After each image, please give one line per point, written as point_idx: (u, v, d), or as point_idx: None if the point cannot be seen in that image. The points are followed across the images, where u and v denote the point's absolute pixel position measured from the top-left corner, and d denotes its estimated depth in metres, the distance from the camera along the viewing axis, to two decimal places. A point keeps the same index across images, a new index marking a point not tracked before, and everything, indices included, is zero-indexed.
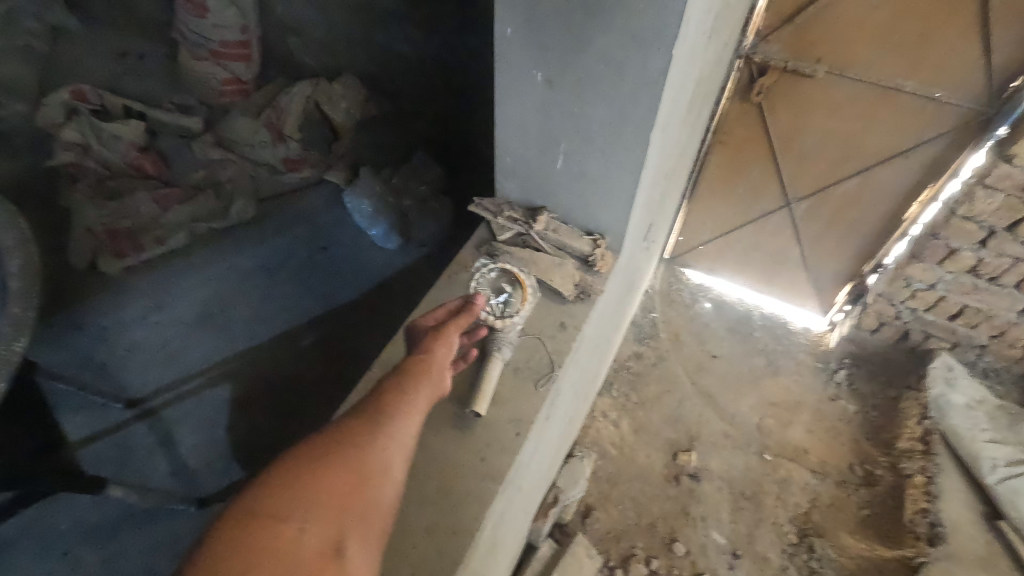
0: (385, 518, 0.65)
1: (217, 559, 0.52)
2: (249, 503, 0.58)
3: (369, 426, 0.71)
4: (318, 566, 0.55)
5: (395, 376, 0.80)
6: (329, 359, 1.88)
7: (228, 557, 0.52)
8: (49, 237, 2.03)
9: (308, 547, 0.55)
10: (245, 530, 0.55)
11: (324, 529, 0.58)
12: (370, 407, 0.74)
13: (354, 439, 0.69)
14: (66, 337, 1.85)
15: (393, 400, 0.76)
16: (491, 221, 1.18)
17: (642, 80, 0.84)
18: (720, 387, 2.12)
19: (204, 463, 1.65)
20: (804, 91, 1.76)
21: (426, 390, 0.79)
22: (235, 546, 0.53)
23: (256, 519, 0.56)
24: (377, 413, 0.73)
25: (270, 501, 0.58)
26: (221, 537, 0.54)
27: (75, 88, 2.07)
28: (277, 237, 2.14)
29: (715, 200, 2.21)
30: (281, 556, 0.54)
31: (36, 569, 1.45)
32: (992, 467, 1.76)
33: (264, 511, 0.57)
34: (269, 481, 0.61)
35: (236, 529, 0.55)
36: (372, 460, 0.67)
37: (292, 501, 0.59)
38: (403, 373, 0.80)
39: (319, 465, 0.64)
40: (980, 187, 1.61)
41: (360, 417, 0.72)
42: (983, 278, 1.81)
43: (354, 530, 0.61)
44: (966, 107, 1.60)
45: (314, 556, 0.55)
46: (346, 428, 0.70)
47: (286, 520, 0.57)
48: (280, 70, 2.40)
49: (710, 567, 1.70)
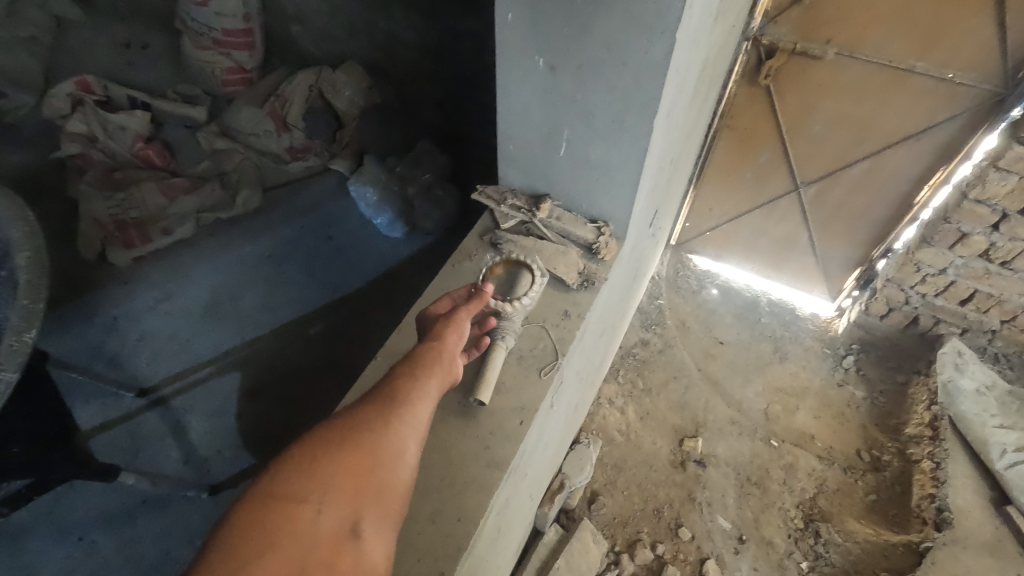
0: (400, 500, 0.66)
1: (236, 537, 0.52)
2: (267, 483, 0.59)
3: (384, 409, 0.72)
4: (334, 546, 0.56)
5: (407, 362, 0.80)
6: (336, 348, 1.89)
7: (246, 536, 0.53)
8: (58, 228, 2.05)
9: (324, 527, 0.56)
10: (263, 509, 0.55)
11: (340, 510, 0.59)
12: (384, 390, 0.75)
13: (369, 421, 0.69)
14: (78, 327, 1.87)
15: (406, 384, 0.76)
16: (494, 209, 1.18)
17: (645, 66, 0.83)
18: (727, 373, 2.12)
19: (215, 451, 1.67)
20: (815, 73, 1.72)
21: (438, 374, 0.79)
22: (253, 525, 0.54)
23: (274, 500, 0.57)
24: (390, 397, 0.74)
25: (287, 482, 0.59)
26: (239, 515, 0.55)
27: (80, 79, 2.09)
28: (282, 227, 2.15)
29: (723, 186, 2.19)
30: (298, 536, 0.54)
31: (53, 554, 1.49)
32: (1001, 452, 1.77)
33: (281, 491, 0.58)
34: (286, 461, 0.62)
35: (254, 508, 0.55)
36: (387, 442, 0.68)
37: (308, 483, 0.59)
38: (416, 358, 0.81)
39: (334, 447, 0.65)
40: (993, 169, 1.57)
41: (373, 402, 0.73)
42: (994, 263, 1.78)
43: (370, 510, 0.62)
44: (980, 87, 1.56)
45: (330, 536, 0.56)
46: (361, 410, 0.71)
47: (302, 503, 0.57)
48: (283, 58, 2.38)
49: (716, 552, 1.71)
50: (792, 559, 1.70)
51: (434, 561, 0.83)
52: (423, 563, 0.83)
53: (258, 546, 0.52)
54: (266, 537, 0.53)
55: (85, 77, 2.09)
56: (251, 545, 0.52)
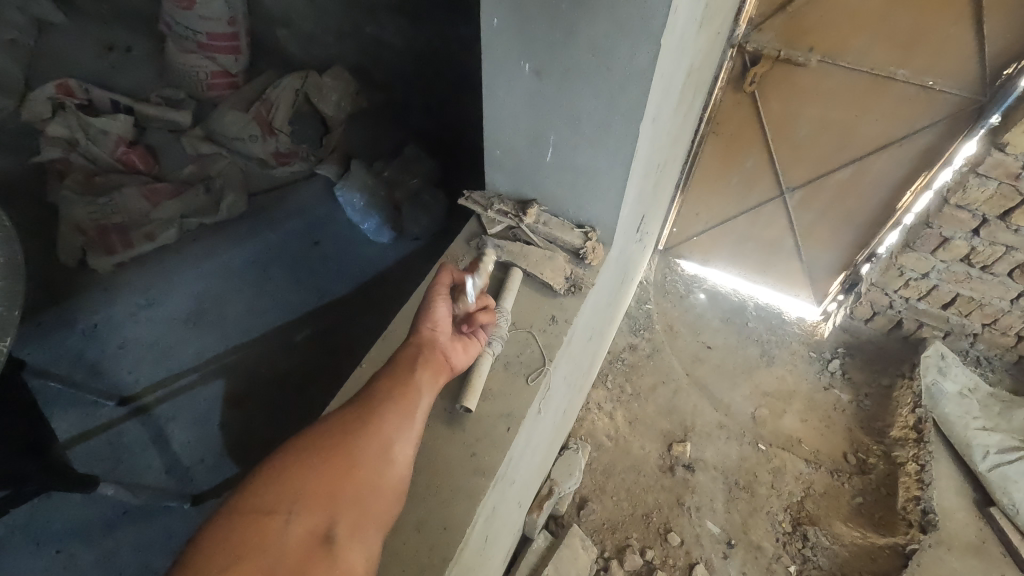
0: (379, 505, 0.67)
1: (206, 549, 0.54)
2: (241, 495, 0.60)
3: (360, 414, 0.73)
4: (305, 553, 0.57)
5: (390, 367, 0.81)
6: (322, 354, 1.87)
7: (215, 549, 0.54)
8: (38, 234, 2.01)
9: (295, 536, 0.58)
10: (233, 522, 0.57)
11: (312, 518, 0.60)
12: (361, 397, 0.76)
13: (344, 429, 0.70)
14: (57, 334, 1.83)
15: (384, 389, 0.77)
16: (481, 214, 1.18)
17: (631, 71, 0.83)
18: (715, 377, 2.13)
19: (198, 459, 1.65)
20: (795, 81, 1.75)
21: (418, 377, 0.80)
22: (223, 537, 0.55)
23: (246, 512, 0.58)
24: (368, 403, 0.74)
25: (258, 494, 0.60)
26: (211, 528, 0.56)
27: (62, 84, 2.06)
28: (268, 232, 2.13)
29: (709, 191, 2.21)
30: (267, 546, 0.56)
31: (29, 567, 1.45)
32: (984, 454, 1.78)
33: (252, 503, 0.59)
34: (259, 473, 0.63)
35: (226, 521, 0.57)
36: (362, 448, 0.69)
37: (282, 493, 0.61)
38: (396, 364, 0.82)
39: (308, 455, 0.66)
40: (972, 175, 1.59)
41: (354, 409, 0.74)
42: (976, 267, 1.81)
43: (344, 517, 0.63)
44: (960, 95, 1.59)
45: (301, 544, 0.58)
46: (337, 417, 0.72)
47: (274, 513, 0.59)
48: (270, 63, 2.37)
49: (705, 556, 1.71)
50: (781, 563, 1.71)
51: (419, 570, 0.82)
52: (407, 573, 0.81)
53: (226, 557, 0.53)
54: (237, 549, 0.55)
55: (67, 82, 2.06)
56: (220, 556, 0.53)
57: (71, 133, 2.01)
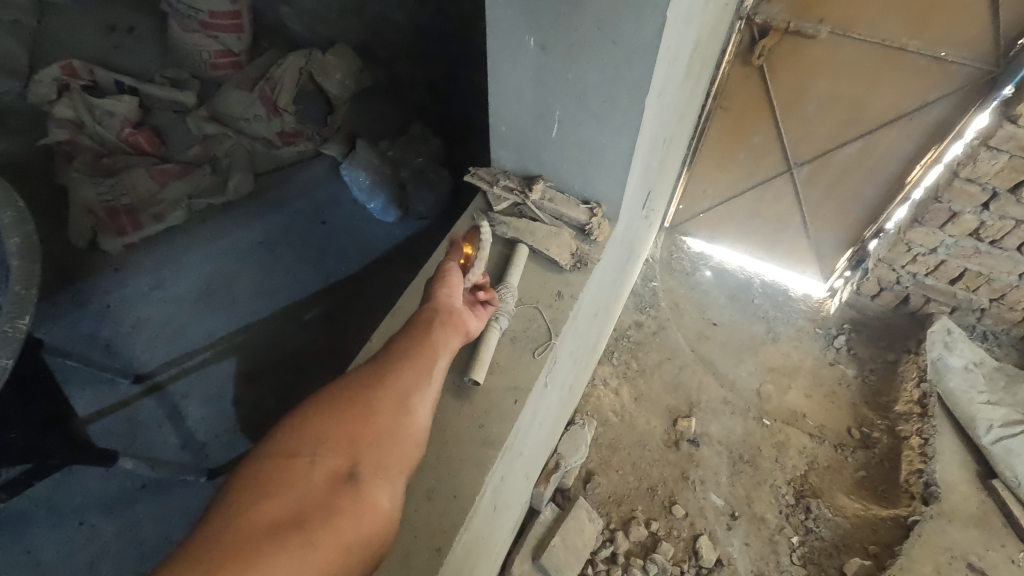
0: (402, 450, 0.69)
1: (239, 487, 0.57)
2: (268, 445, 0.63)
3: (377, 371, 0.75)
4: (329, 489, 0.59)
5: (406, 330, 0.83)
6: (331, 332, 1.90)
7: (246, 487, 0.57)
8: (48, 216, 2.03)
9: (319, 474, 0.60)
10: (262, 464, 0.60)
11: (334, 458, 0.63)
12: (378, 357, 0.78)
13: (361, 384, 0.72)
14: (71, 315, 1.86)
15: (400, 349, 0.79)
16: (487, 190, 1.18)
17: (636, 46, 0.83)
18: (720, 354, 2.14)
19: (213, 435, 1.69)
20: (804, 53, 1.72)
21: (433, 338, 0.81)
22: (252, 478, 0.58)
23: (273, 455, 0.61)
24: (386, 360, 0.77)
25: (283, 441, 0.63)
26: (242, 472, 0.59)
27: (66, 64, 2.08)
28: (276, 212, 2.14)
29: (716, 168, 2.20)
30: (294, 482, 0.58)
31: (54, 538, 1.50)
32: (988, 428, 1.79)
33: (278, 449, 0.62)
34: (283, 425, 0.66)
35: (255, 465, 0.60)
36: (379, 399, 0.71)
37: (305, 438, 0.63)
38: (412, 326, 0.83)
39: (329, 407, 0.68)
40: (984, 148, 1.58)
41: (373, 366, 0.76)
42: (984, 242, 1.80)
43: (366, 459, 0.65)
44: (973, 66, 1.57)
45: (326, 481, 0.60)
46: (356, 375, 0.74)
47: (299, 454, 0.61)
48: (273, 41, 2.36)
49: (709, 528, 1.75)
50: (783, 534, 1.74)
51: (431, 536, 0.85)
52: (420, 538, 0.84)
53: (256, 494, 0.56)
54: (265, 486, 0.57)
55: (70, 61, 2.08)
56: (248, 494, 0.56)
57: (77, 114, 2.02)
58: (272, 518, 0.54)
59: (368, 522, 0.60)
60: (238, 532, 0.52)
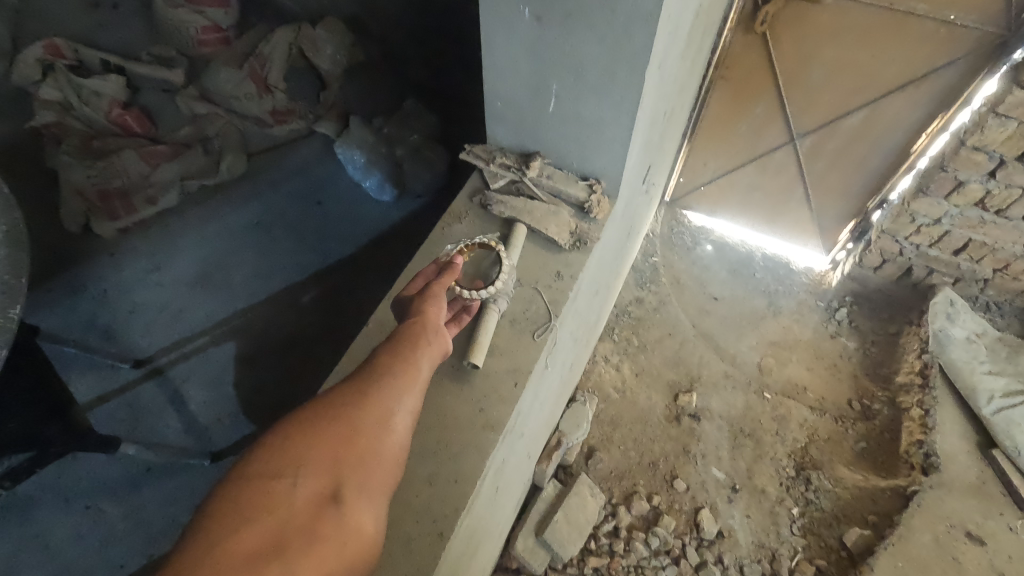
0: (387, 469, 0.64)
1: (213, 512, 0.52)
2: (247, 464, 0.58)
3: (360, 385, 0.70)
4: (312, 514, 0.55)
5: (389, 342, 0.78)
6: (330, 314, 1.89)
7: (222, 513, 0.52)
8: (39, 200, 1.99)
9: (301, 498, 0.56)
10: (239, 487, 0.55)
11: (318, 480, 0.58)
12: (361, 371, 0.73)
13: (343, 401, 0.67)
14: (67, 300, 1.85)
15: (384, 363, 0.74)
16: (484, 168, 1.16)
17: (635, 15, 0.79)
18: (722, 328, 2.14)
19: (215, 419, 1.69)
20: (810, 18, 1.67)
21: (418, 352, 0.77)
22: (228, 504, 0.53)
23: (251, 477, 0.56)
24: (369, 375, 0.72)
25: (259, 461, 0.58)
26: (215, 496, 0.54)
27: (50, 43, 2.00)
28: (270, 193, 2.11)
29: (716, 141, 2.16)
30: (274, 507, 0.54)
31: (61, 523, 1.51)
32: (989, 398, 1.79)
33: (255, 470, 0.57)
34: (259, 444, 0.61)
35: (230, 488, 0.55)
36: (362, 417, 0.66)
37: (286, 457, 0.59)
38: (396, 337, 0.78)
39: (309, 424, 0.63)
40: (991, 115, 1.54)
41: (356, 381, 0.71)
42: (990, 212, 1.76)
43: (351, 480, 0.60)
44: (983, 29, 1.52)
45: (309, 505, 0.55)
46: (337, 390, 0.69)
47: (279, 477, 0.57)
48: (262, 17, 2.30)
49: (710, 501, 1.76)
50: (783, 506, 1.75)
51: (432, 523, 0.85)
52: (421, 523, 0.85)
53: (234, 520, 0.52)
54: (243, 513, 0.52)
55: (54, 40, 2.00)
56: (223, 522, 0.51)
57: (63, 96, 1.97)
58: (250, 549, 0.50)
59: (352, 549, 0.56)
60: (214, 565, 0.48)
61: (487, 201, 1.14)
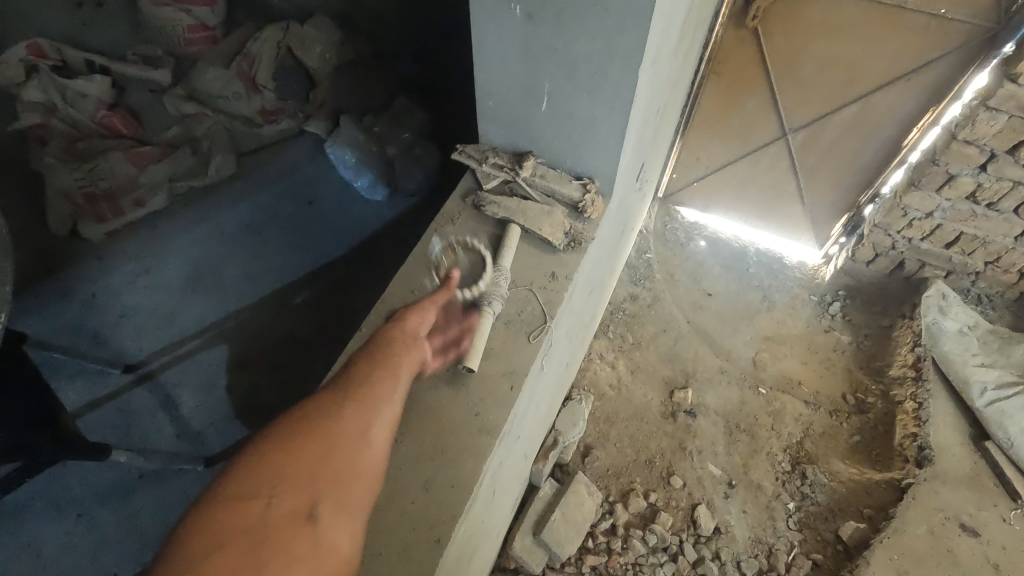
0: (366, 483, 0.63)
1: (185, 539, 0.51)
2: (221, 485, 0.57)
3: (337, 399, 0.69)
4: (287, 533, 0.53)
5: (367, 353, 0.78)
6: (323, 315, 1.87)
7: (195, 538, 0.51)
8: (23, 203, 1.96)
9: (276, 517, 0.54)
10: (212, 509, 0.53)
11: (293, 498, 0.57)
12: (338, 385, 0.72)
13: (321, 416, 0.66)
14: (54, 305, 1.82)
15: (360, 376, 0.73)
16: (476, 168, 1.14)
17: (629, 11, 0.78)
18: (716, 324, 2.14)
19: (208, 424, 1.67)
20: (803, 12, 1.67)
21: (396, 364, 0.76)
22: (202, 528, 0.52)
23: (225, 499, 0.55)
24: (345, 389, 0.71)
25: (234, 481, 0.56)
26: (188, 520, 0.53)
27: (33, 44, 1.96)
28: (261, 193, 2.08)
29: (710, 136, 2.15)
30: (248, 529, 0.52)
31: (52, 532, 1.49)
32: (982, 390, 1.79)
33: (229, 492, 0.55)
34: (234, 463, 0.59)
35: (203, 511, 0.53)
36: (339, 432, 0.65)
37: (261, 477, 0.57)
38: (374, 350, 0.78)
39: (285, 441, 0.62)
40: (983, 109, 1.54)
41: (333, 395, 0.70)
42: (981, 205, 1.77)
43: (328, 496, 0.59)
44: (972, 23, 1.53)
45: (283, 525, 0.54)
46: (314, 404, 0.68)
47: (253, 497, 0.55)
48: (249, 14, 2.26)
49: (706, 497, 1.76)
50: (780, 500, 1.76)
51: (429, 528, 0.84)
52: (418, 529, 0.84)
53: (207, 546, 0.50)
54: (216, 536, 0.51)
55: (37, 41, 1.96)
56: (196, 547, 0.50)
57: (47, 96, 1.94)
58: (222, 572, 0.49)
59: (329, 566, 0.54)
60: None
61: (482, 202, 1.12)
